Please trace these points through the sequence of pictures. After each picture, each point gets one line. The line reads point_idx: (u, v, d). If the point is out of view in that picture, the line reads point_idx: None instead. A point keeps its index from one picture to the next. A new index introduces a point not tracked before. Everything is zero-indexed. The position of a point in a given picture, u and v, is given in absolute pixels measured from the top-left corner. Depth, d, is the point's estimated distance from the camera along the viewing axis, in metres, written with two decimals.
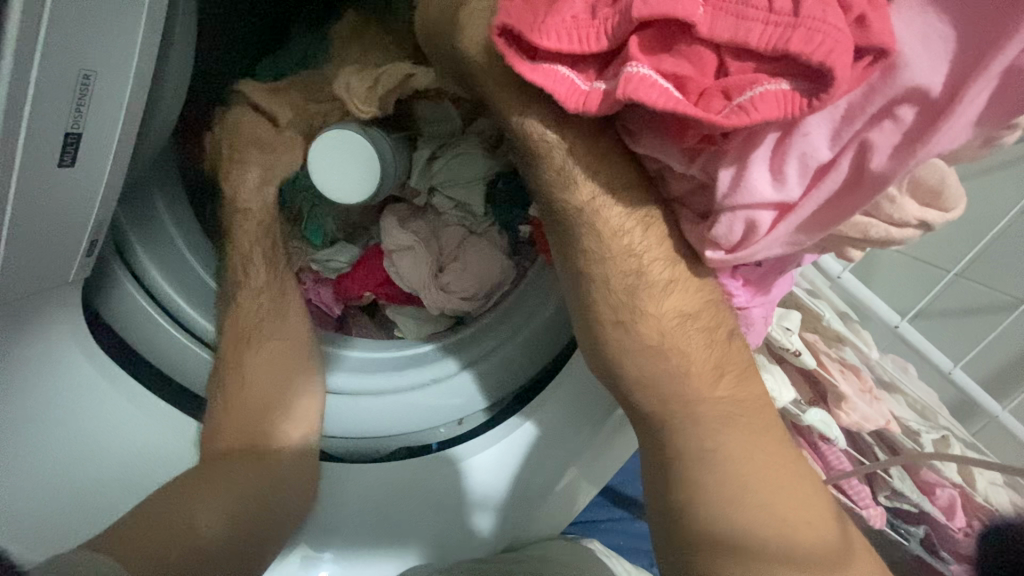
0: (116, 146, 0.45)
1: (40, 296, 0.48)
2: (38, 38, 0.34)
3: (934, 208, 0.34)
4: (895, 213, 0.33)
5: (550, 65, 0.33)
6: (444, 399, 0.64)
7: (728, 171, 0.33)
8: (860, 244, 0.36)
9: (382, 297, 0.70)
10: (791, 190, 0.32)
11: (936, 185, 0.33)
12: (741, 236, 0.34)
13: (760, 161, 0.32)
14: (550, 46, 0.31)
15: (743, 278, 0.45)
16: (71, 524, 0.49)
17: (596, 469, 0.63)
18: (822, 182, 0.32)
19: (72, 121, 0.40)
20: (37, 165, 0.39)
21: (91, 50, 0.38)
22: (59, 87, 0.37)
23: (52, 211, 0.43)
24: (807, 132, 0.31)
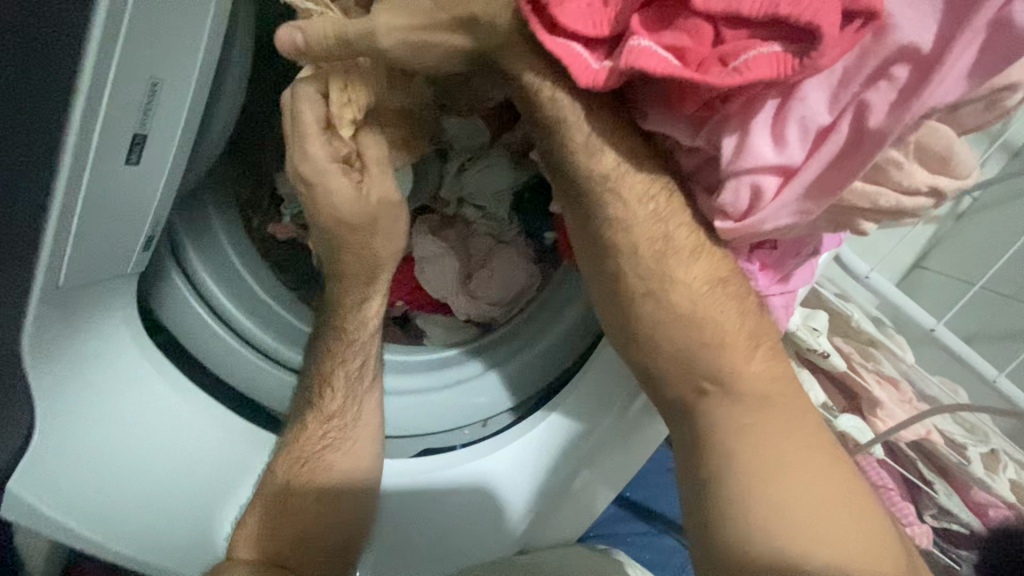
0: (176, 146, 0.50)
1: (101, 286, 0.52)
2: (115, 51, 0.40)
3: (944, 175, 0.34)
4: (903, 180, 0.33)
5: (564, 42, 0.35)
6: (462, 399, 0.67)
7: (731, 137, 0.34)
8: (871, 216, 0.35)
9: (414, 305, 0.74)
10: (793, 153, 0.33)
11: (945, 152, 0.33)
12: (748, 203, 0.35)
13: (762, 126, 0.33)
14: (567, 25, 0.34)
15: (760, 262, 0.46)
16: (113, 510, 0.52)
17: (623, 459, 0.62)
18: (823, 144, 0.33)
19: (140, 123, 0.45)
20: (107, 160, 0.45)
21: (160, 59, 0.43)
22: (130, 92, 0.43)
23: (121, 203, 0.48)
24: (804, 96, 0.32)
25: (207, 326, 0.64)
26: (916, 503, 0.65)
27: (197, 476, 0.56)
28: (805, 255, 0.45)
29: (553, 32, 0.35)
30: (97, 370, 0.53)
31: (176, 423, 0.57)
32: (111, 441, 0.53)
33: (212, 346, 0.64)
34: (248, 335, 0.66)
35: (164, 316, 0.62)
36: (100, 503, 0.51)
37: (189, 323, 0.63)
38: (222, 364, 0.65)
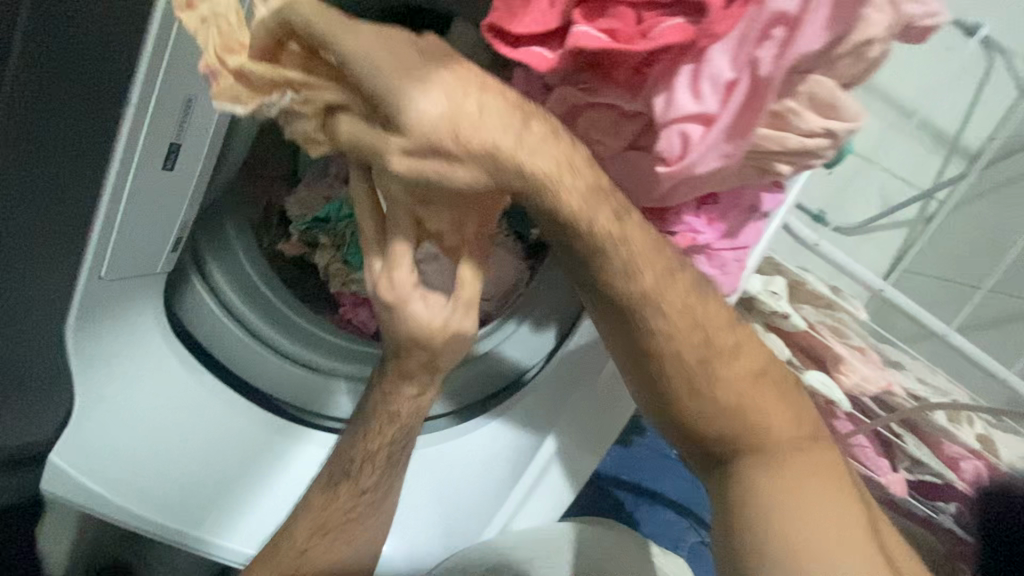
0: (204, 160, 0.57)
1: (138, 284, 0.58)
2: (159, 73, 0.48)
3: (839, 121, 0.38)
4: (803, 125, 0.38)
5: (524, 46, 0.39)
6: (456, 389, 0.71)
7: (659, 96, 0.37)
8: (785, 160, 0.40)
9: None
10: (709, 104, 0.36)
11: (835, 99, 0.37)
12: (678, 152, 0.38)
13: (682, 82, 0.36)
14: (519, 27, 0.38)
15: (706, 216, 0.48)
16: (151, 483, 0.59)
17: (593, 443, 0.70)
18: (733, 94, 0.36)
19: (175, 135, 0.53)
20: (147, 166, 0.52)
21: (193, 80, 0.51)
22: (169, 107, 0.51)
23: (158, 206, 0.56)
24: (710, 57, 0.35)
25: (225, 326, 0.68)
26: (891, 457, 0.69)
27: (221, 460, 0.61)
28: (749, 208, 0.50)
29: (507, 35, 0.39)
30: (132, 362, 0.59)
31: (202, 410, 0.62)
32: (148, 425, 0.59)
33: (232, 344, 0.69)
34: (262, 333, 0.71)
35: (193, 324, 0.68)
36: (142, 476, 0.59)
37: (210, 323, 0.68)
38: (241, 360, 0.69)
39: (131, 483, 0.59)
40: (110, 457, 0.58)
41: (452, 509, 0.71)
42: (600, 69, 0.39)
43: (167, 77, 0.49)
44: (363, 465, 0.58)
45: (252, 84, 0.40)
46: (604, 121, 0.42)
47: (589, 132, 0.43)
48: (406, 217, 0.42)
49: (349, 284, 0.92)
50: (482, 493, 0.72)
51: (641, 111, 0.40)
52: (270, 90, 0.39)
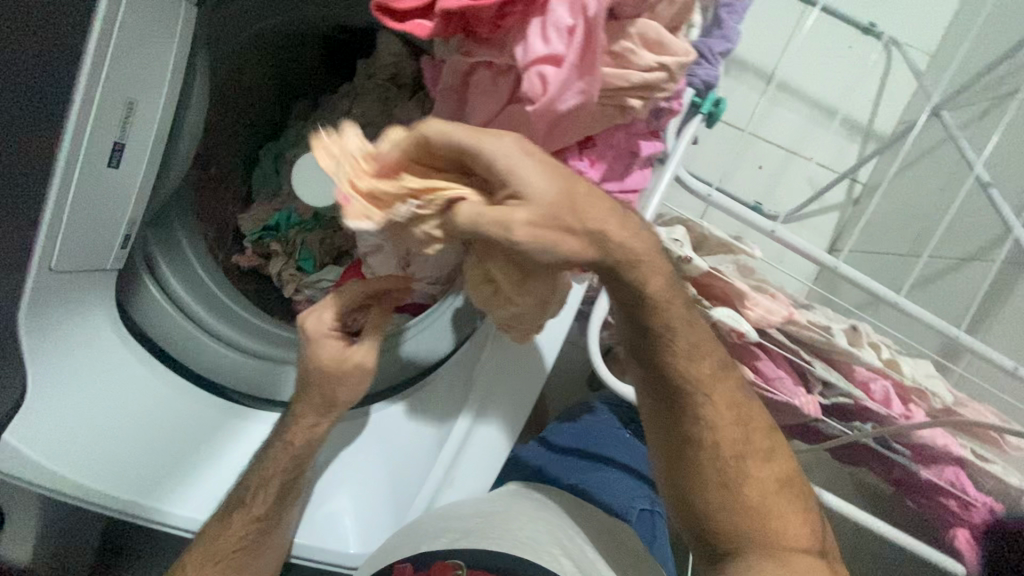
0: (147, 156, 0.65)
1: (88, 277, 0.63)
2: (101, 78, 0.55)
3: (668, 56, 0.46)
4: (639, 62, 0.45)
5: (407, 19, 0.47)
6: (383, 370, 0.71)
7: (519, 46, 0.45)
8: (634, 94, 0.47)
9: None
10: (556, 45, 0.44)
11: (661, 39, 0.45)
12: (540, 91, 0.45)
13: (533, 32, 0.44)
14: (401, 4, 0.46)
15: (589, 159, 0.54)
16: (92, 458, 0.60)
17: (514, 409, 0.67)
18: (575, 36, 0.43)
19: (119, 134, 0.60)
20: (93, 163, 0.58)
21: (130, 84, 0.58)
22: (111, 109, 0.57)
23: (105, 199, 0.61)
24: (552, 9, 0.43)
25: (170, 316, 0.72)
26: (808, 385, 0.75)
27: (167, 435, 0.64)
28: (630, 152, 0.57)
29: (393, 13, 0.47)
30: (81, 348, 0.63)
31: (144, 392, 0.65)
32: (95, 404, 0.62)
33: (175, 332, 0.72)
34: (205, 322, 0.74)
35: (139, 317, 0.71)
36: (83, 451, 0.60)
37: (154, 314, 0.71)
38: (184, 348, 0.72)
39: (70, 458, 0.59)
40: (49, 433, 0.59)
41: (393, 471, 0.67)
42: (473, 34, 0.47)
43: (107, 81, 0.56)
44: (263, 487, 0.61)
45: (383, 201, 0.42)
46: (486, 79, 0.50)
47: (477, 90, 0.50)
48: (503, 296, 0.46)
49: (302, 289, 0.95)
50: (398, 483, 0.67)
51: (511, 66, 0.48)
52: (394, 201, 0.42)
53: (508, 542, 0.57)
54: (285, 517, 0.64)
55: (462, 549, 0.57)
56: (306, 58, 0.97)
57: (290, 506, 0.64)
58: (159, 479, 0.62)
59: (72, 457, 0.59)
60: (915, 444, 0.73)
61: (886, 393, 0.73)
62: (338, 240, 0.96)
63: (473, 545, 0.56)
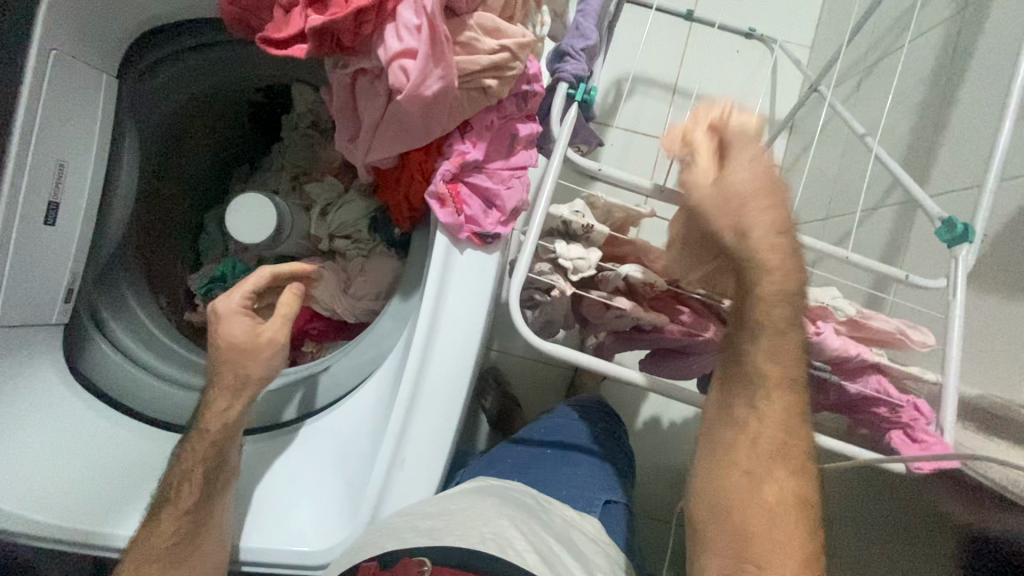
0: (82, 214, 0.71)
1: (34, 331, 0.68)
2: (29, 142, 0.62)
3: (506, 36, 0.55)
4: (482, 46, 0.54)
5: (287, 44, 0.56)
6: (328, 379, 0.74)
7: (381, 48, 0.54)
8: (487, 73, 0.56)
9: (313, 329, 0.96)
10: (409, 41, 0.52)
11: (496, 25, 0.55)
12: (404, 80, 0.53)
13: (390, 33, 0.53)
14: (278, 33, 0.55)
15: (472, 142, 0.63)
16: (44, 492, 0.62)
17: (451, 390, 0.65)
18: (422, 31, 0.52)
19: (52, 194, 0.66)
20: (29, 221, 0.64)
21: (57, 148, 0.65)
22: (43, 171, 0.64)
23: (44, 253, 0.67)
24: (401, 14, 0.53)
25: (115, 361, 0.75)
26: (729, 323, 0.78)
27: (121, 465, 0.67)
28: (509, 131, 0.66)
29: (275, 42, 0.56)
30: (27, 388, 0.66)
31: (91, 430, 0.69)
32: (47, 441, 0.65)
33: (119, 376, 0.74)
34: (150, 365, 0.77)
35: (88, 372, 0.73)
36: (34, 486, 0.62)
37: (99, 361, 0.74)
38: (128, 390, 0.74)
39: (22, 493, 0.61)
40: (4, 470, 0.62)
41: (341, 477, 0.68)
42: (345, 49, 0.57)
43: (34, 146, 0.63)
44: (187, 481, 0.62)
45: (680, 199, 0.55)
46: (367, 85, 0.59)
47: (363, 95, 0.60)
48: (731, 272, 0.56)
49: None
50: (350, 488, 0.67)
51: (382, 70, 0.58)
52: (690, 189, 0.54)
53: (469, 535, 0.58)
54: (219, 521, 0.64)
55: (428, 547, 0.57)
56: (236, 123, 1.05)
57: (219, 501, 0.64)
58: (111, 507, 0.64)
59: (24, 494, 0.61)
60: (833, 358, 0.74)
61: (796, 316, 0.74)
62: None
63: (441, 540, 0.57)
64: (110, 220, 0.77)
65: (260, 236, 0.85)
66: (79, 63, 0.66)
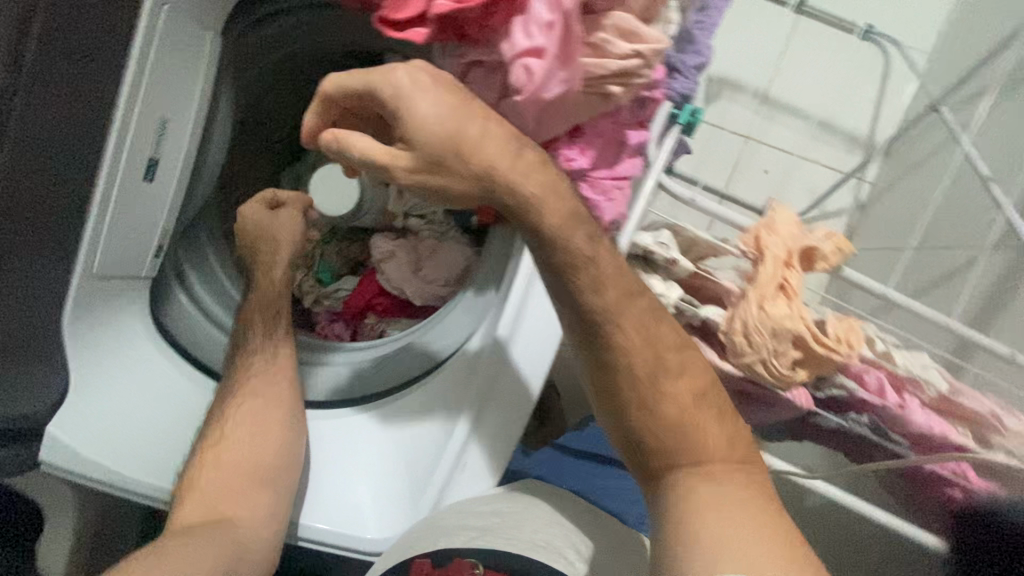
0: (176, 173, 0.71)
1: (125, 284, 0.69)
2: (138, 98, 0.61)
3: (641, 41, 0.49)
4: (614, 50, 0.49)
5: (406, 28, 0.52)
6: (390, 367, 0.73)
7: (506, 42, 0.49)
8: (612, 79, 0.51)
9: (378, 305, 0.95)
10: (537, 37, 0.48)
11: (632, 27, 0.49)
12: (526, 79, 0.49)
13: (519, 27, 0.48)
14: (398, 14, 0.51)
15: (578, 147, 0.58)
16: (123, 440, 0.65)
17: (516, 396, 0.66)
18: (555, 29, 0.47)
19: (153, 151, 0.66)
20: (130, 177, 0.64)
21: (161, 105, 0.64)
22: (146, 127, 0.63)
23: (139, 207, 0.67)
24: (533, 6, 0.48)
25: (195, 319, 0.77)
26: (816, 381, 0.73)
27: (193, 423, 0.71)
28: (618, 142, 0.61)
29: (393, 25, 0.52)
30: (115, 337, 0.68)
31: (168, 385, 0.71)
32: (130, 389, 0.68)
33: (198, 334, 0.76)
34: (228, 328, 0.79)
35: (170, 325, 0.75)
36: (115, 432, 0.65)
37: (181, 316, 0.76)
38: (206, 349, 0.76)
39: (104, 438, 0.64)
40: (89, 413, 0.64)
41: (393, 466, 0.69)
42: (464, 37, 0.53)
43: (141, 103, 0.62)
44: None
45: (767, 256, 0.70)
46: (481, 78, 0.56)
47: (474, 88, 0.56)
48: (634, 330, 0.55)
49: (322, 299, 1.00)
50: (409, 475, 0.68)
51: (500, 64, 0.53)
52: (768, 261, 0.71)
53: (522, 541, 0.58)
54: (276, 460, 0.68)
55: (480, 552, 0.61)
56: None
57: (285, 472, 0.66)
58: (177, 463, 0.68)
59: (104, 439, 0.64)
60: (914, 434, 0.70)
61: (881, 383, 0.71)
62: (354, 250, 1.01)
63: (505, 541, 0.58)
64: (200, 180, 0.77)
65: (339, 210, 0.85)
66: (191, 19, 0.64)
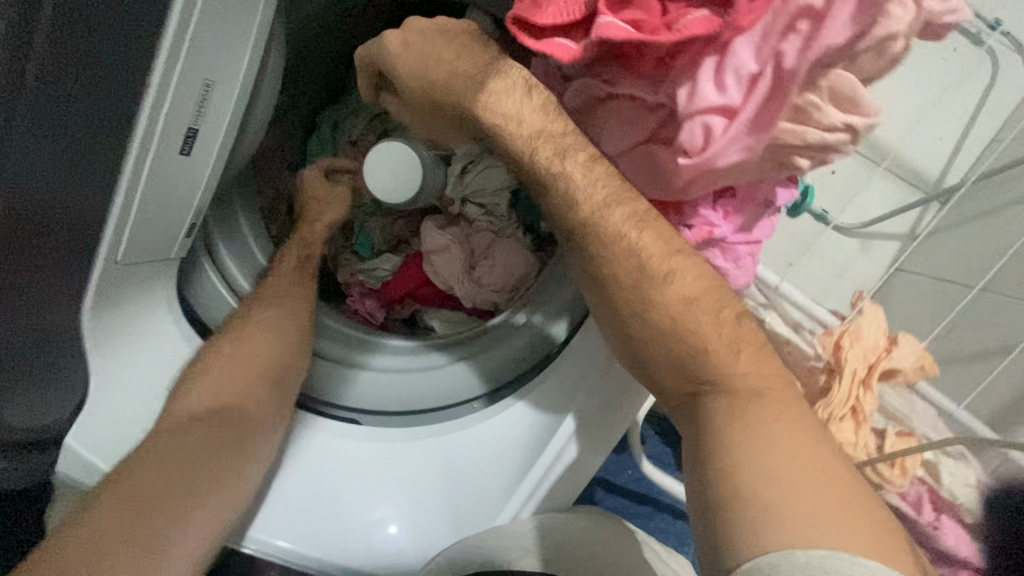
0: (220, 142, 0.59)
1: (152, 269, 0.60)
2: (180, 56, 0.48)
3: (857, 113, 0.39)
4: (823, 119, 0.39)
5: (549, 38, 0.42)
6: (460, 376, 0.71)
7: (685, 87, 0.39)
8: (806, 152, 0.41)
9: (421, 295, 0.86)
10: (733, 94, 0.38)
11: (853, 93, 0.38)
12: (702, 140, 0.39)
13: (708, 74, 0.38)
14: (545, 22, 0.41)
15: (723, 210, 0.51)
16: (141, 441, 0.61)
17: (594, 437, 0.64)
18: (757, 87, 0.37)
19: (193, 120, 0.54)
20: (165, 151, 0.53)
21: (207, 66, 0.52)
22: (188, 91, 0.51)
23: (172, 186, 0.56)
24: (737, 50, 0.37)
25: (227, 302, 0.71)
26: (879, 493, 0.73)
27: None
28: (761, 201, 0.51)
29: (533, 31, 0.42)
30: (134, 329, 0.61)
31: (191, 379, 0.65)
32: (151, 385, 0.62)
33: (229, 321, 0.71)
34: None
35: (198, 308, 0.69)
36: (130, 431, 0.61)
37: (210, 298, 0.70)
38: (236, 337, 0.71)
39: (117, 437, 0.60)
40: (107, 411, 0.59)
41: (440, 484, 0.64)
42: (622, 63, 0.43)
43: (182, 62, 0.49)
44: None
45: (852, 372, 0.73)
46: (630, 112, 0.46)
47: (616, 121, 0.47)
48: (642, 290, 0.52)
49: (357, 275, 0.89)
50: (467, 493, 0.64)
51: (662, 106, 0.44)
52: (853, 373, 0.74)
53: None
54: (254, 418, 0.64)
55: None
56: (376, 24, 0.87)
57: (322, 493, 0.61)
58: None
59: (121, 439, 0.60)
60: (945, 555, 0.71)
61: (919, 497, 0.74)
62: (398, 225, 0.89)
63: None
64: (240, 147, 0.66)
65: (395, 199, 0.74)
66: None
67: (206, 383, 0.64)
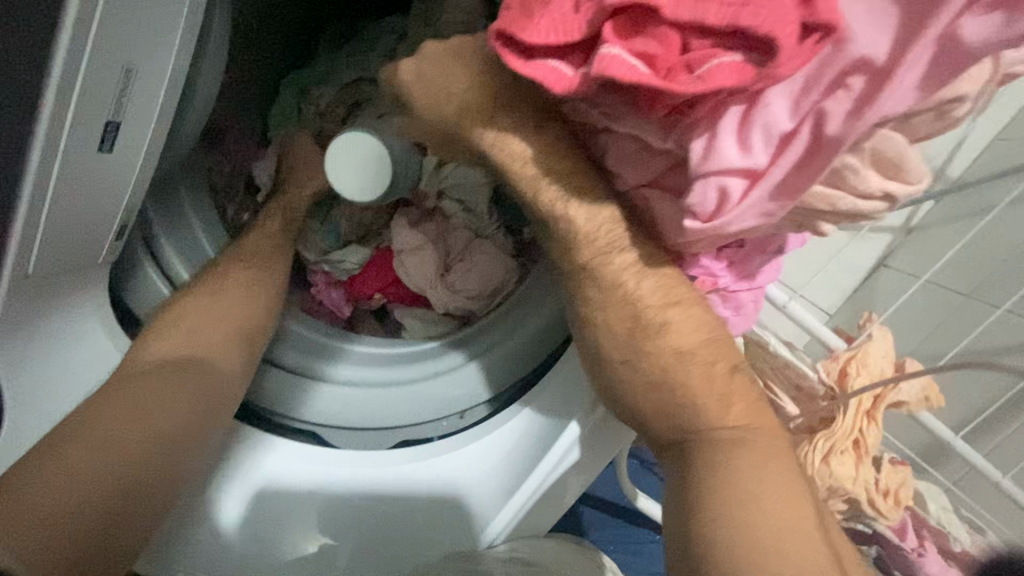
0: (151, 133, 0.50)
1: (76, 273, 0.54)
2: (91, 33, 0.39)
3: (897, 181, 0.38)
4: (860, 185, 0.38)
5: (541, 60, 0.37)
6: (460, 374, 0.69)
7: (701, 139, 0.37)
8: (831, 217, 0.41)
9: (391, 296, 0.79)
10: (757, 157, 0.37)
11: (899, 159, 0.37)
12: (716, 203, 0.38)
13: (728, 131, 0.37)
14: (538, 43, 0.36)
15: (727, 261, 0.52)
16: None
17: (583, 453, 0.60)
18: (785, 151, 0.36)
19: (113, 110, 0.45)
20: (80, 147, 0.44)
21: (128, 46, 0.43)
22: (105, 76, 0.42)
23: (92, 186, 0.48)
24: (768, 104, 0.36)
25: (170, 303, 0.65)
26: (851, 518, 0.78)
27: None
28: (772, 252, 0.52)
29: (528, 53, 0.38)
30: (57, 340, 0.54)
31: None
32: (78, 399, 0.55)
33: None
34: None
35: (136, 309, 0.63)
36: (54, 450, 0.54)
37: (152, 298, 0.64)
38: None
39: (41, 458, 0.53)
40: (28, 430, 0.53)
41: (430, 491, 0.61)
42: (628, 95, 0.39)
43: (93, 42, 0.40)
44: None
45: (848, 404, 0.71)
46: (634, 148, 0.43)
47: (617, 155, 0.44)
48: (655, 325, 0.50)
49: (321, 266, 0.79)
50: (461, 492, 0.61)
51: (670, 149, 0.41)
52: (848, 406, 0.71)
53: None
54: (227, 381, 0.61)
55: None
56: None
57: None
58: None
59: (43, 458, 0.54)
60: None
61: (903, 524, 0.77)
62: (369, 216, 0.79)
63: None
64: (182, 134, 0.58)
65: (363, 197, 0.67)
66: None
67: (179, 338, 0.60)
